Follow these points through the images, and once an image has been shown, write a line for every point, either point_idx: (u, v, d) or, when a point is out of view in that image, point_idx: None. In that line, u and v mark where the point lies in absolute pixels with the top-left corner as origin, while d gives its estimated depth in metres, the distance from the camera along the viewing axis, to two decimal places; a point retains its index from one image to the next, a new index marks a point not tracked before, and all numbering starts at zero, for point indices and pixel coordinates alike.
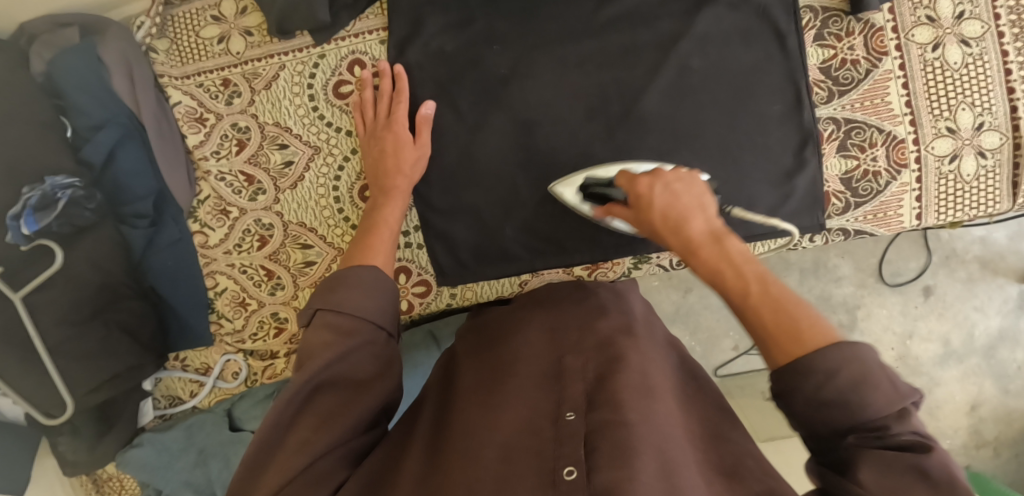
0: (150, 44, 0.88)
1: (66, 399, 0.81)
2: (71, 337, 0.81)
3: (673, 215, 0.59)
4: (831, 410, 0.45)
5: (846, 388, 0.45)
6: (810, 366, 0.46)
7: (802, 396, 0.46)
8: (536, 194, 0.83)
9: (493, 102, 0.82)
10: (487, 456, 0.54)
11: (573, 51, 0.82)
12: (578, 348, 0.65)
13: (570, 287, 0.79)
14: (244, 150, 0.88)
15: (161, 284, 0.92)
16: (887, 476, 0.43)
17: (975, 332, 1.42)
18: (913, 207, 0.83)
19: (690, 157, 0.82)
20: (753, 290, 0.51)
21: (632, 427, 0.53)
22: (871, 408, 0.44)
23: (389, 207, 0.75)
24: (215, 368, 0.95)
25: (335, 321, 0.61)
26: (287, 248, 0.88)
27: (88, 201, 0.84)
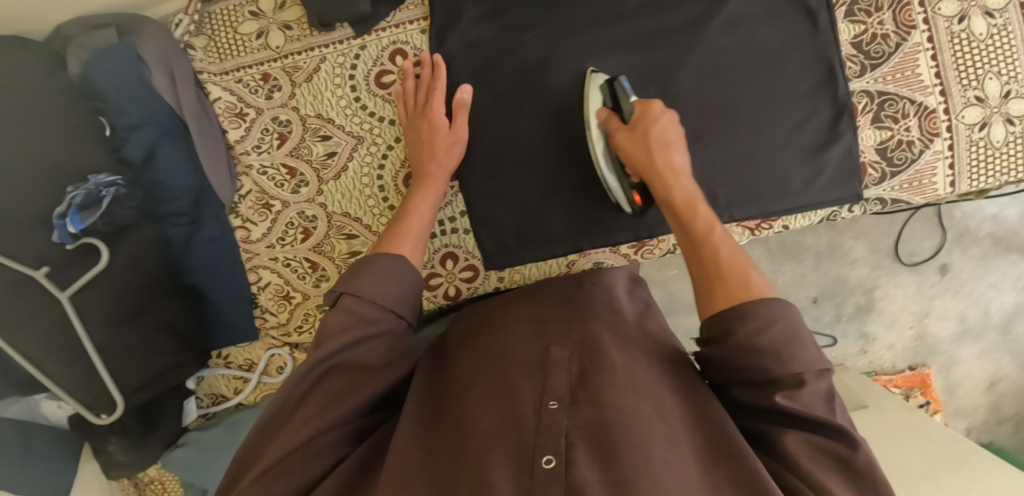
0: (189, 41, 0.89)
1: (116, 397, 0.81)
2: (118, 335, 0.81)
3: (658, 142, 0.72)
4: (764, 366, 0.55)
5: (777, 338, 0.54)
6: (751, 310, 0.56)
7: (738, 339, 0.56)
8: (576, 177, 0.84)
9: (533, 86, 0.83)
10: (470, 443, 0.55)
11: (611, 36, 0.83)
12: (566, 341, 0.66)
13: (565, 284, 0.80)
14: (285, 143, 0.88)
15: (203, 282, 0.91)
16: (808, 450, 0.53)
17: (990, 309, 1.53)
18: (947, 174, 0.86)
19: (729, 136, 0.83)
20: (714, 230, 0.65)
21: (611, 424, 0.54)
22: (799, 370, 0.54)
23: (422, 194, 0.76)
24: (260, 363, 0.95)
25: (356, 306, 0.61)
26: (332, 239, 0.89)
27: (129, 200, 0.83)
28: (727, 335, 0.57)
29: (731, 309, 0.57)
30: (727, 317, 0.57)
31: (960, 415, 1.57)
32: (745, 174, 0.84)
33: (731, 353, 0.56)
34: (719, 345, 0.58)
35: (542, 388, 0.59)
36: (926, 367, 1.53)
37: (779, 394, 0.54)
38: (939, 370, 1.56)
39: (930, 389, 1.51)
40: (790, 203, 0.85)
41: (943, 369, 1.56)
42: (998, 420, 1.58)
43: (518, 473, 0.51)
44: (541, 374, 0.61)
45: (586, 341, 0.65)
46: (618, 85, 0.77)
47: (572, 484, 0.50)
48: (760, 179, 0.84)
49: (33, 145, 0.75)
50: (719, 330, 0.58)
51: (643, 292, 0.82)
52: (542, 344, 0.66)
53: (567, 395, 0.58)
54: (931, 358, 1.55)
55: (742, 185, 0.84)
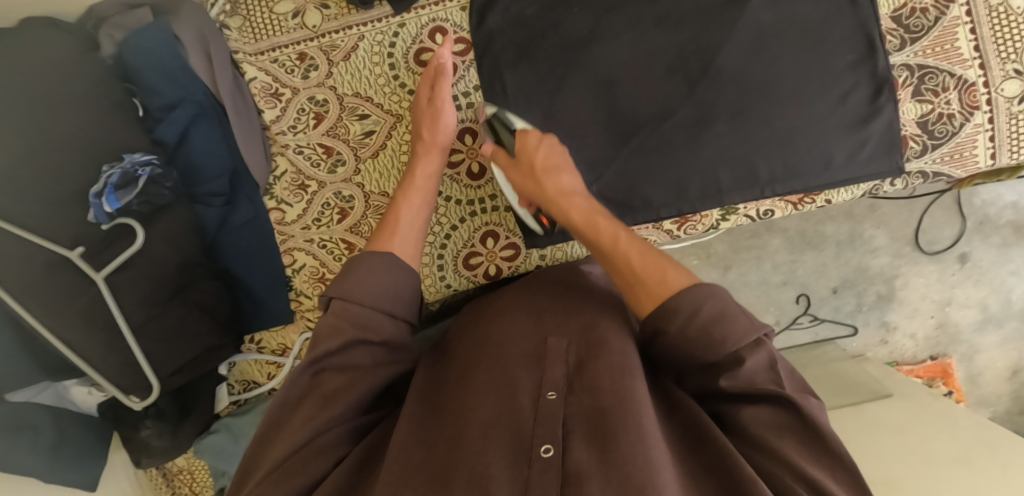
0: (224, 21, 0.88)
1: (151, 380, 0.80)
2: (153, 316, 0.79)
3: (548, 169, 0.74)
4: (705, 352, 0.54)
5: (707, 323, 0.54)
6: (676, 303, 0.56)
7: (672, 332, 0.56)
8: (618, 152, 0.85)
9: (575, 63, 0.84)
10: (469, 433, 0.53)
11: (652, 13, 0.84)
12: (563, 328, 0.64)
13: (562, 271, 0.78)
14: (322, 123, 0.87)
15: (236, 265, 0.91)
16: (762, 420, 0.52)
17: (1012, 297, 1.53)
18: (987, 147, 0.85)
19: (771, 111, 0.84)
20: (618, 240, 0.65)
21: (609, 410, 0.53)
22: (736, 350, 0.53)
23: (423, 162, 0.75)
24: (294, 347, 0.93)
25: (343, 311, 0.57)
26: (369, 219, 0.88)
27: (164, 180, 0.82)
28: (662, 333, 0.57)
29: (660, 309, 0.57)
30: (659, 317, 0.57)
31: (982, 404, 1.57)
32: (788, 147, 0.84)
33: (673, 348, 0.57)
34: (660, 341, 0.58)
35: (541, 379, 0.58)
36: (947, 356, 1.53)
37: (722, 380, 0.53)
38: (961, 360, 1.56)
39: (952, 378, 1.51)
40: (831, 177, 0.85)
41: (965, 359, 1.56)
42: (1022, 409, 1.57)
43: (516, 462, 0.51)
44: (539, 363, 0.60)
45: (584, 328, 0.64)
46: (487, 124, 0.81)
47: (568, 471, 0.50)
48: (801, 154, 0.85)
49: (71, 122, 0.74)
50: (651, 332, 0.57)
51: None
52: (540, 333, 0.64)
53: (564, 384, 0.57)
54: (952, 348, 1.55)
55: (784, 159, 0.85)
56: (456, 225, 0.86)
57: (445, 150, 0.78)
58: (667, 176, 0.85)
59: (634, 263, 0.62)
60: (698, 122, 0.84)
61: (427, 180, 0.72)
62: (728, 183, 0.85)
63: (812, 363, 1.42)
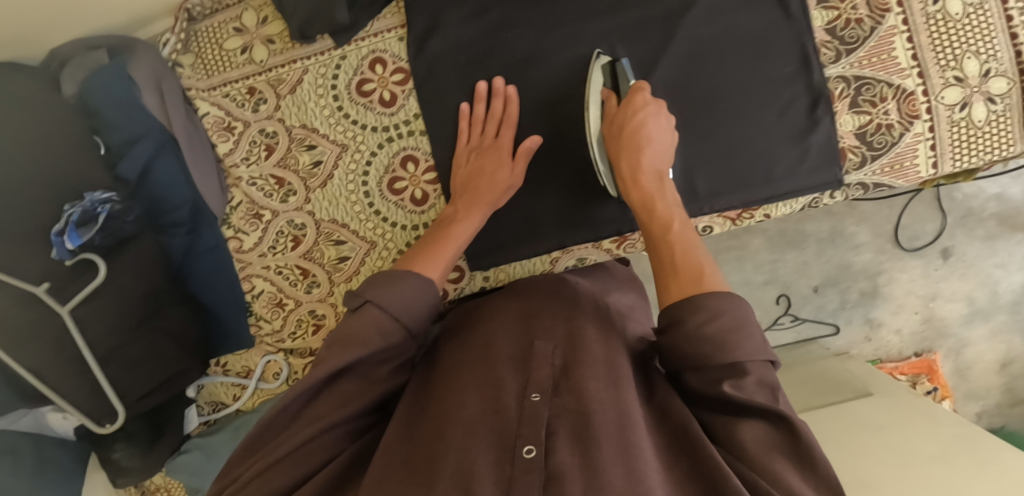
0: (176, 59, 0.91)
1: (117, 407, 0.83)
2: (121, 346, 0.83)
3: (637, 131, 0.73)
4: (710, 356, 0.54)
5: (726, 327, 0.54)
6: (701, 303, 0.56)
7: (687, 328, 0.56)
8: (562, 171, 0.83)
9: (518, 85, 0.83)
10: (450, 433, 0.54)
11: (597, 29, 0.82)
12: (549, 335, 0.66)
13: (546, 281, 0.80)
14: (273, 154, 0.90)
15: (204, 291, 0.94)
16: (757, 436, 0.52)
17: (999, 289, 1.54)
18: (929, 156, 0.85)
19: (711, 125, 0.83)
20: (670, 230, 0.66)
21: (593, 414, 0.54)
22: (742, 363, 0.53)
23: (467, 222, 0.75)
24: (256, 369, 0.96)
25: (380, 319, 0.61)
26: (321, 246, 0.90)
27: (126, 214, 0.85)
28: (677, 326, 0.57)
29: (683, 301, 0.58)
30: (677, 308, 0.57)
31: (971, 398, 1.58)
32: (731, 163, 0.84)
33: (679, 343, 0.56)
34: (671, 337, 0.58)
35: (526, 381, 0.59)
36: (932, 352, 1.53)
37: (725, 384, 0.53)
38: (948, 354, 1.57)
39: (937, 374, 1.49)
40: (776, 191, 0.84)
41: (952, 353, 1.57)
42: (1012, 402, 1.58)
43: (500, 462, 0.50)
44: (525, 366, 0.61)
45: (569, 336, 0.66)
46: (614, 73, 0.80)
47: (552, 472, 0.48)
48: (745, 171, 0.84)
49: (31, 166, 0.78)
50: (669, 320, 0.58)
51: (631, 288, 0.85)
52: (526, 338, 0.66)
53: (549, 387, 0.58)
54: (938, 343, 1.56)
55: (726, 175, 0.84)
56: (402, 250, 0.88)
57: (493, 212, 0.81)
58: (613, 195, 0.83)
59: (686, 252, 0.64)
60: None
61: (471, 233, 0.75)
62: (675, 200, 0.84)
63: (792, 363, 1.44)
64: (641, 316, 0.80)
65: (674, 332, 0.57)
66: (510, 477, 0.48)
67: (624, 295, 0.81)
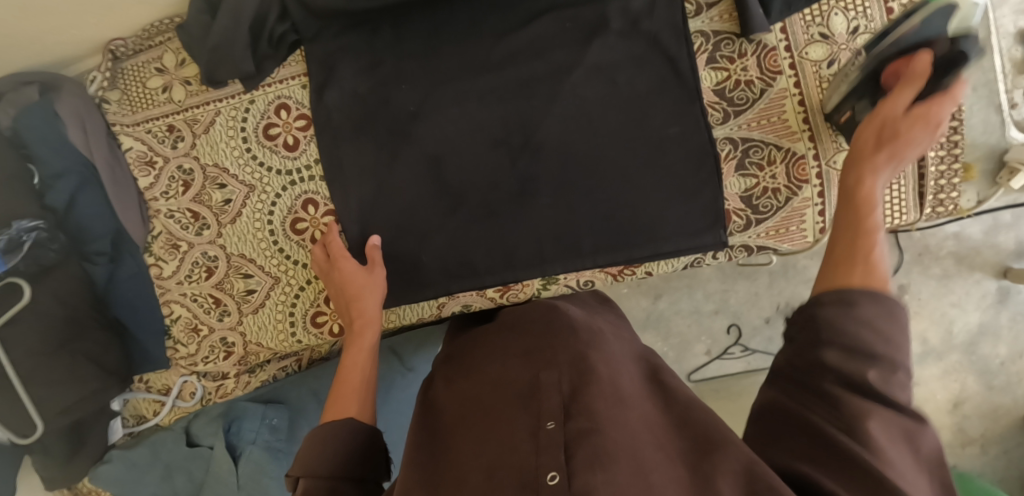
0: (104, 96, 0.97)
1: (36, 420, 0.90)
2: (43, 365, 0.89)
3: (893, 142, 0.68)
4: (872, 340, 0.54)
5: (887, 320, 0.56)
6: (881, 298, 0.57)
7: (862, 313, 0.56)
8: (447, 222, 0.87)
9: (406, 139, 0.86)
10: (474, 476, 0.59)
11: (486, 85, 0.85)
12: (553, 365, 0.70)
13: (543, 309, 0.84)
14: (189, 190, 0.95)
15: (125, 315, 1.01)
16: (886, 428, 0.50)
17: (953, 329, 1.62)
18: (817, 221, 0.85)
19: (591, 186, 0.85)
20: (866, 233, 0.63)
21: (605, 431, 0.58)
22: (898, 364, 0.54)
23: (354, 345, 0.78)
24: (172, 389, 1.03)
25: (311, 488, 0.62)
26: (231, 278, 0.95)
27: (51, 242, 0.93)
28: (848, 307, 0.57)
29: (862, 290, 0.58)
30: (854, 292, 0.58)
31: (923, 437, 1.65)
32: (612, 222, 0.85)
33: (840, 317, 0.56)
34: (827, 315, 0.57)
35: (537, 412, 0.63)
36: None
37: (872, 372, 0.53)
38: None
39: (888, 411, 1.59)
40: (657, 249, 0.86)
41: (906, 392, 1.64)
42: (964, 442, 1.61)
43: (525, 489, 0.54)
44: (532, 398, 0.66)
45: (570, 362, 0.70)
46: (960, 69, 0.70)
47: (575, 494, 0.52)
48: (630, 231, 0.85)
49: None
50: (840, 300, 0.58)
51: (611, 310, 0.89)
52: (531, 370, 0.71)
53: (560, 413, 0.62)
54: None
55: (610, 234, 0.86)
56: (303, 286, 0.93)
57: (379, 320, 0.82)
58: (493, 246, 0.87)
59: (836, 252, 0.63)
60: (524, 192, 0.86)
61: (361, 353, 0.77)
62: (556, 253, 0.87)
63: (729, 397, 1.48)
64: (632, 337, 0.84)
65: (839, 310, 0.57)
66: None
67: (609, 315, 0.85)
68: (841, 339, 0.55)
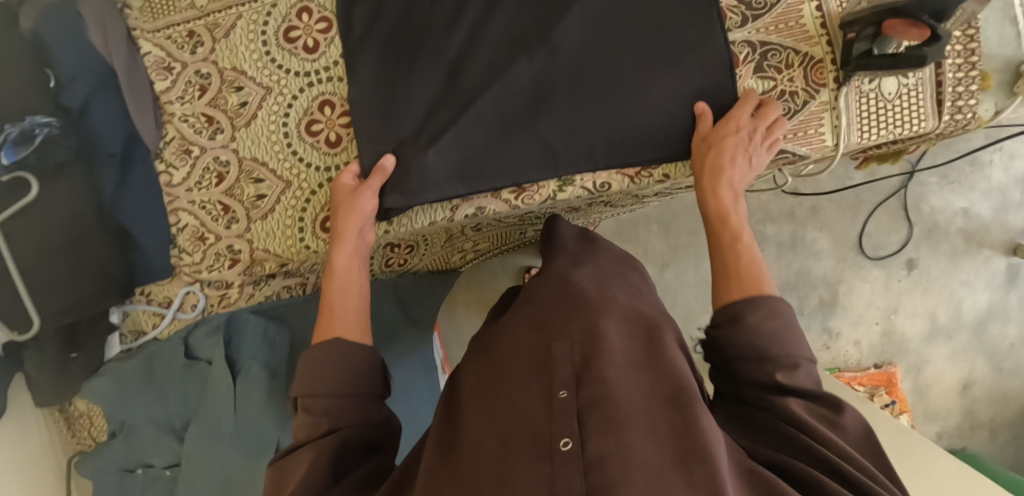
0: (127, 2, 0.97)
1: (33, 315, 0.87)
2: (44, 262, 0.87)
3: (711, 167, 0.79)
4: (769, 347, 0.61)
5: (779, 327, 0.63)
6: (762, 303, 0.64)
7: (747, 323, 0.63)
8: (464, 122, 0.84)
9: (422, 50, 0.86)
10: (490, 443, 0.57)
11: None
12: (564, 333, 0.65)
13: (555, 283, 0.79)
14: (205, 94, 0.96)
15: (132, 224, 0.97)
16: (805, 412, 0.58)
17: (962, 308, 1.62)
18: (835, 124, 0.83)
19: (607, 97, 0.84)
20: (736, 244, 0.73)
21: (620, 399, 0.56)
22: (797, 356, 0.61)
23: (338, 256, 0.80)
24: (174, 300, 1.03)
25: (312, 405, 0.66)
26: (241, 183, 0.95)
27: (62, 141, 0.88)
28: (734, 322, 0.64)
29: (746, 301, 0.65)
30: (739, 305, 0.65)
31: (930, 417, 1.64)
32: (625, 128, 0.85)
33: (734, 333, 0.63)
34: (722, 330, 0.65)
35: (550, 381, 0.60)
36: (892, 363, 1.61)
37: (776, 374, 0.60)
38: (909, 371, 1.64)
39: (896, 388, 1.59)
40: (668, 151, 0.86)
41: (913, 370, 1.64)
42: (973, 425, 1.65)
43: (540, 459, 0.53)
44: (545, 366, 0.63)
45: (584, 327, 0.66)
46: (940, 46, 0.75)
47: (591, 460, 0.51)
48: (644, 136, 0.85)
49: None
50: (728, 315, 0.66)
51: (638, 278, 0.86)
52: (543, 338, 0.67)
53: (573, 382, 0.59)
54: (898, 357, 1.64)
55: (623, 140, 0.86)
56: (315, 191, 0.92)
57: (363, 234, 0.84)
58: (505, 153, 0.86)
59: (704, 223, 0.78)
60: (538, 98, 0.85)
61: (345, 269, 0.79)
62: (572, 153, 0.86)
63: None
64: (649, 299, 0.80)
65: (732, 326, 0.64)
66: (550, 473, 0.51)
67: (632, 282, 0.82)
68: (742, 352, 0.62)
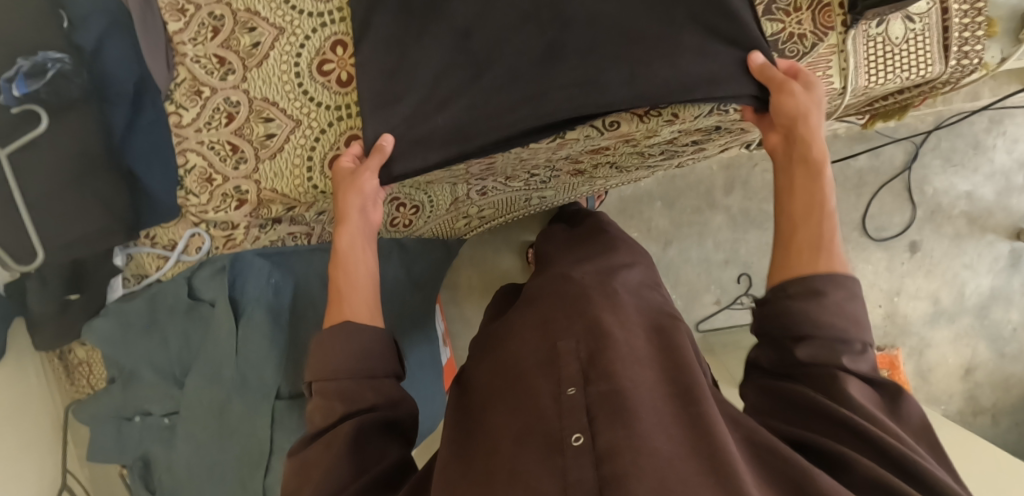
0: None
1: (34, 241, 0.87)
2: (49, 194, 0.88)
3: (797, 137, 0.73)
4: (844, 326, 0.60)
5: (856, 309, 0.62)
6: (843, 281, 0.62)
7: (829, 300, 0.61)
8: (469, 90, 0.84)
9: (435, 11, 0.85)
10: (505, 441, 0.60)
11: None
12: (569, 332, 0.69)
13: (555, 280, 0.83)
14: (218, 36, 0.95)
15: (138, 165, 0.95)
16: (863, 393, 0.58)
17: (965, 291, 1.62)
18: (842, 68, 0.82)
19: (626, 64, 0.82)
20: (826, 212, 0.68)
21: (626, 392, 0.59)
22: (866, 340, 0.61)
23: (345, 237, 0.80)
24: (179, 242, 1.01)
25: (326, 390, 0.68)
26: (251, 122, 0.95)
27: (75, 76, 0.89)
28: (814, 296, 0.62)
29: (828, 276, 0.63)
30: (819, 280, 0.63)
31: (932, 401, 1.63)
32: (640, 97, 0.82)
33: (811, 307, 0.61)
34: (795, 303, 0.63)
35: (558, 379, 0.63)
36: (895, 346, 1.60)
37: (844, 357, 0.59)
38: (911, 353, 1.64)
39: (897, 370, 1.54)
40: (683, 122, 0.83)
41: (915, 353, 1.64)
42: (975, 410, 1.64)
43: (551, 453, 0.56)
44: (552, 365, 0.66)
45: (588, 327, 0.69)
46: None
47: (599, 452, 0.54)
48: (662, 104, 0.82)
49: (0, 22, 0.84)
50: (806, 288, 0.63)
51: (639, 273, 0.89)
52: (548, 339, 0.70)
53: (580, 379, 0.63)
54: (901, 340, 1.63)
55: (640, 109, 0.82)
56: (325, 129, 0.94)
57: (368, 217, 0.84)
58: (517, 91, 0.82)
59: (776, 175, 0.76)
60: (552, 49, 0.82)
61: (353, 254, 0.79)
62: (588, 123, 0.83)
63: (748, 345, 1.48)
64: (650, 296, 0.83)
65: (806, 300, 0.62)
66: (561, 466, 0.54)
67: (636, 277, 0.86)
68: (818, 331, 0.60)
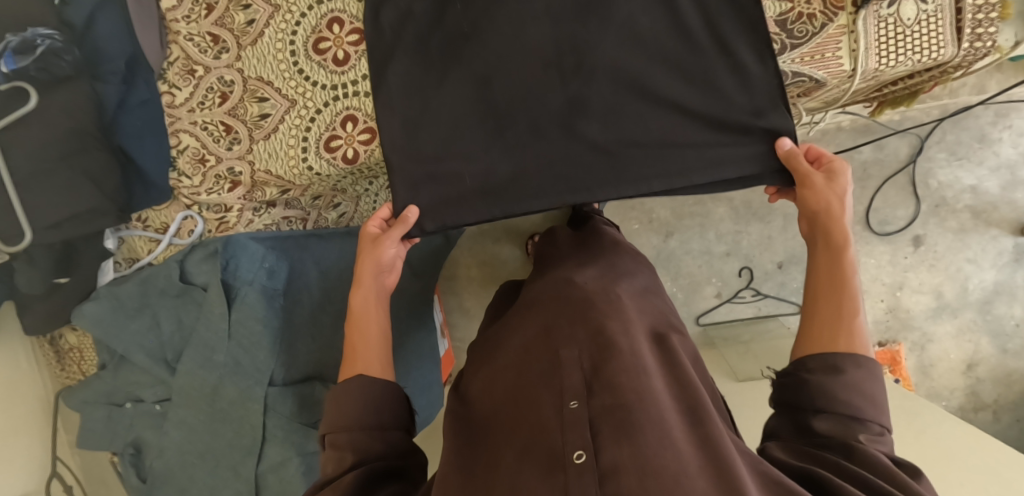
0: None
1: (24, 228, 0.84)
2: (41, 173, 0.85)
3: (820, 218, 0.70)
4: (862, 406, 0.60)
5: (874, 393, 0.61)
6: (862, 361, 0.62)
7: (848, 379, 0.60)
8: (494, 144, 0.84)
9: (453, 58, 0.84)
10: (507, 458, 0.58)
11: (547, 7, 0.82)
12: (572, 341, 0.66)
13: (556, 283, 0.80)
14: (212, 13, 0.94)
15: (130, 144, 0.95)
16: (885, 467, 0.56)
17: (968, 286, 1.60)
18: (852, 48, 0.82)
19: (645, 111, 0.81)
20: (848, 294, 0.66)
21: (631, 406, 0.57)
22: (883, 420, 0.60)
23: (358, 296, 0.76)
24: (171, 225, 1.01)
25: (337, 438, 0.66)
26: (245, 102, 0.95)
27: (65, 54, 0.86)
28: (835, 373, 0.61)
29: (848, 353, 0.62)
30: (839, 357, 0.62)
31: (933, 396, 1.62)
32: (656, 150, 0.81)
33: (833, 384, 0.60)
34: (812, 380, 0.62)
35: (560, 390, 0.61)
36: (896, 341, 1.59)
37: (861, 434, 0.59)
38: (913, 348, 1.63)
39: (900, 367, 1.54)
40: (704, 175, 0.80)
41: (917, 348, 1.63)
42: (976, 406, 1.62)
43: (553, 470, 0.54)
44: (553, 375, 0.64)
45: (591, 336, 0.67)
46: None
47: (604, 471, 0.53)
48: (681, 153, 0.81)
49: None
50: (826, 365, 0.62)
51: (642, 276, 0.88)
52: (549, 347, 0.68)
53: (583, 390, 0.61)
54: (903, 335, 1.62)
55: (660, 158, 0.81)
56: (320, 109, 0.92)
57: (381, 277, 0.78)
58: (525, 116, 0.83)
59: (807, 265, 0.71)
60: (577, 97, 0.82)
61: (366, 313, 0.75)
62: (611, 174, 0.82)
63: (752, 341, 1.47)
64: (653, 301, 0.81)
65: (828, 375, 0.61)
66: (564, 485, 0.52)
67: (638, 280, 0.84)
68: (837, 405, 0.59)
